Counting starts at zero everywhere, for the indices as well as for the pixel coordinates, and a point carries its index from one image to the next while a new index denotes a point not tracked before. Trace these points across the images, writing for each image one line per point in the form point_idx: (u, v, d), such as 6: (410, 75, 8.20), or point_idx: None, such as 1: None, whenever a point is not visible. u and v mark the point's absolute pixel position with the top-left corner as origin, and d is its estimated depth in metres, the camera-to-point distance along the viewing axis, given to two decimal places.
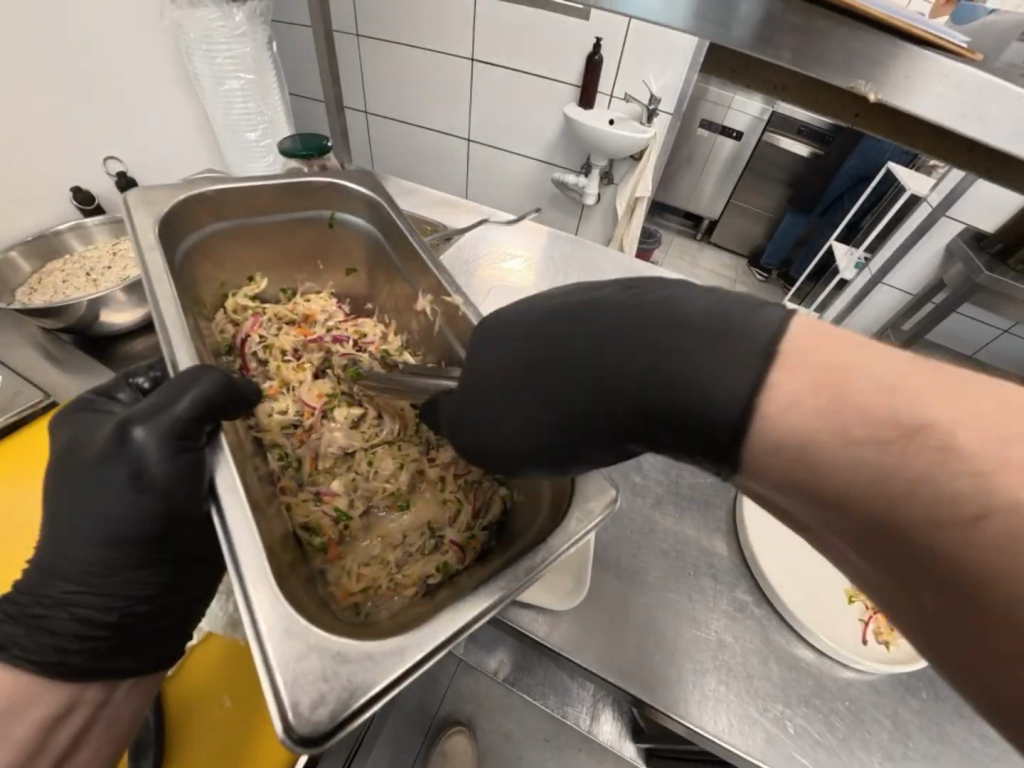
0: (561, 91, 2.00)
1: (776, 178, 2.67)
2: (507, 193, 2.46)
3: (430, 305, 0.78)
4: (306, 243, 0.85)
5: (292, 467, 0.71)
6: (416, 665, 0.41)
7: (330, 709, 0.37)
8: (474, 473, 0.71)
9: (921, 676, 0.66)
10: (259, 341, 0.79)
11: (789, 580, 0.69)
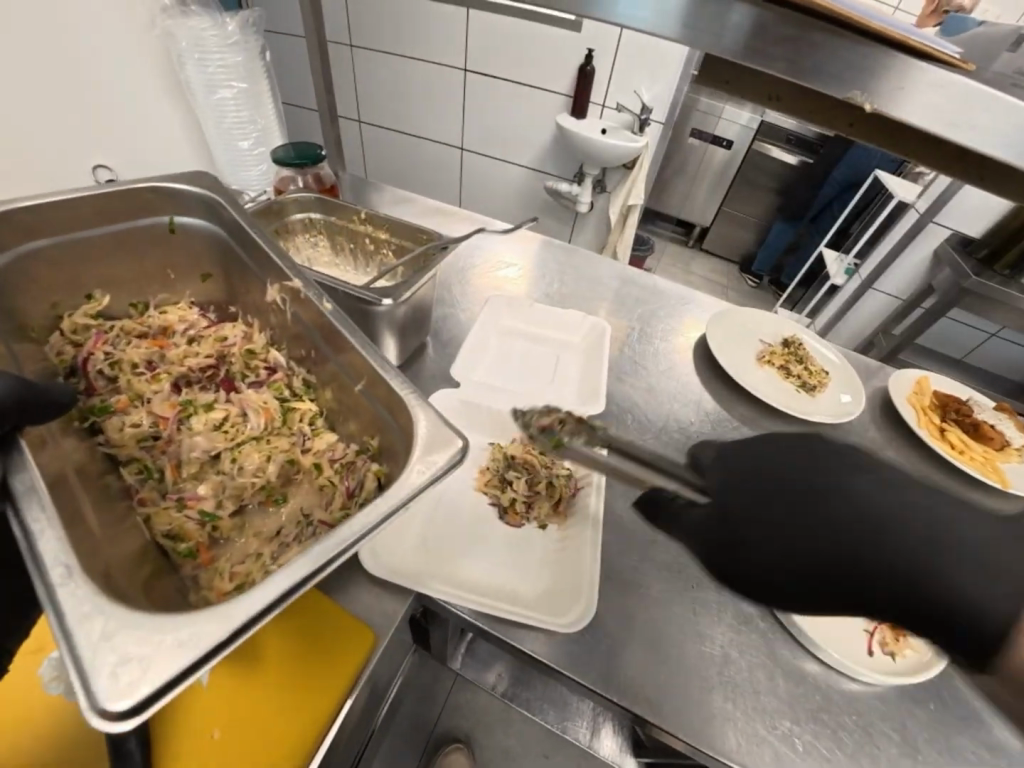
0: (553, 100, 2.01)
1: (765, 186, 2.70)
2: (500, 201, 2.45)
3: (279, 295, 0.76)
4: (143, 254, 0.77)
5: (153, 479, 0.66)
6: (252, 627, 0.37)
7: (153, 681, 0.33)
8: (349, 456, 0.68)
9: (928, 687, 0.65)
10: (106, 358, 0.72)
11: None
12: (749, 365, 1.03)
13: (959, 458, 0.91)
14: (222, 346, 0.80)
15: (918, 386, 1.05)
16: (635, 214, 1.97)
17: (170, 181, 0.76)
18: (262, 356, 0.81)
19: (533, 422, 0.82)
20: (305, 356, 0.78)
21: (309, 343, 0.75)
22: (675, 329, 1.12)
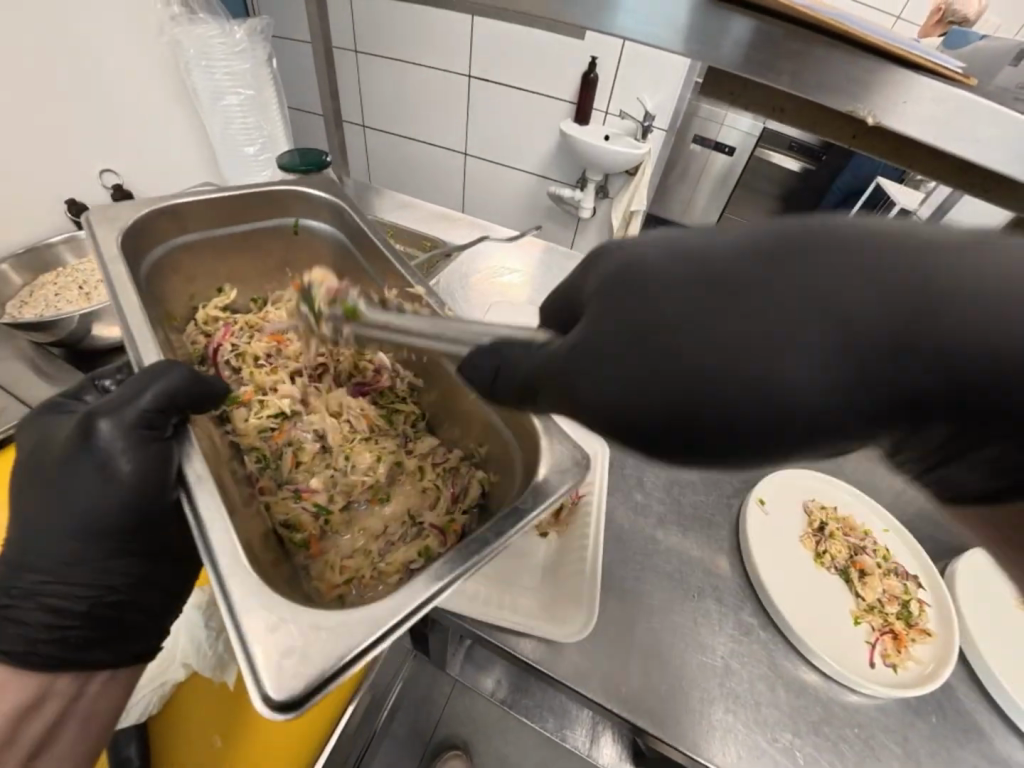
0: (556, 106, 2.02)
1: (768, 192, 2.70)
2: (503, 206, 2.46)
3: (395, 300, 0.77)
4: (268, 255, 0.83)
5: (271, 467, 0.69)
6: (394, 629, 0.40)
7: (310, 673, 0.35)
8: (453, 461, 0.73)
9: (929, 699, 0.65)
10: (232, 350, 0.76)
11: (796, 598, 0.69)
12: None
13: None
14: (332, 346, 0.81)
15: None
16: (637, 220, 1.97)
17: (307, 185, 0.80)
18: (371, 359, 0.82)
19: None
20: (413, 361, 0.79)
21: (424, 353, 0.76)
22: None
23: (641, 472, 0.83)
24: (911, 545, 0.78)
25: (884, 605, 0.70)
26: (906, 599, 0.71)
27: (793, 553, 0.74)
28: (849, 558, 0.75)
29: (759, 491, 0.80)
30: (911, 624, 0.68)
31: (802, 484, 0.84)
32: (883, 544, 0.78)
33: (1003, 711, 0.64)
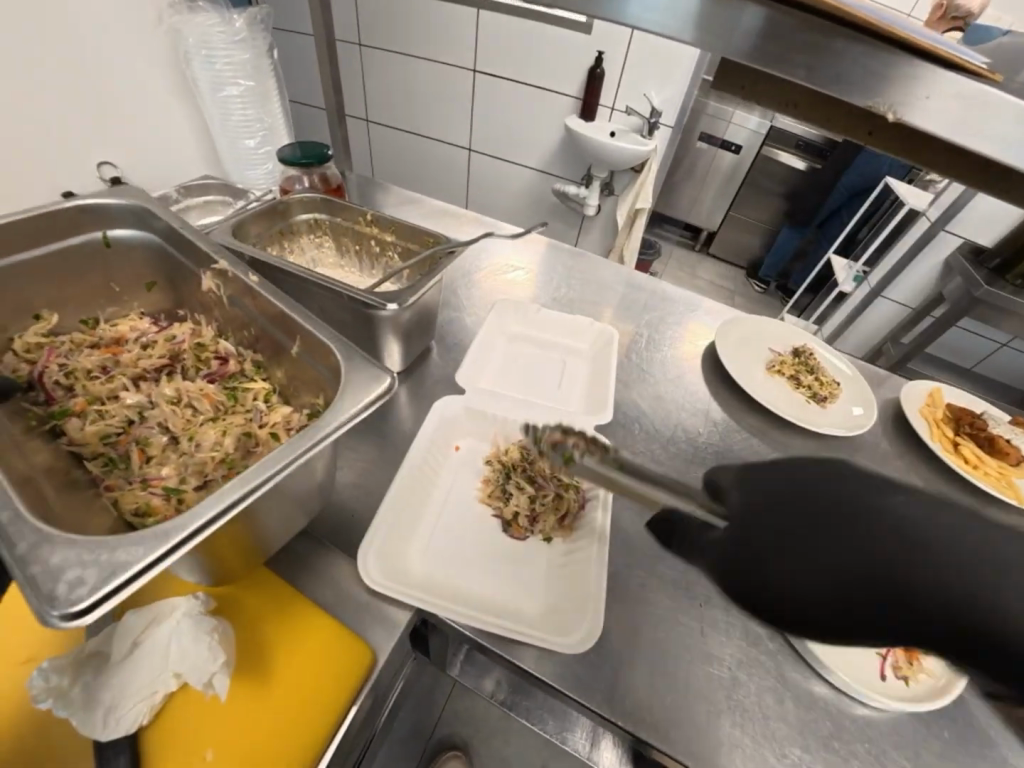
0: (561, 102, 2.00)
1: (772, 192, 2.67)
2: (505, 202, 2.43)
3: (213, 283, 0.77)
4: (87, 274, 0.77)
5: (118, 467, 0.64)
6: (199, 535, 0.41)
7: (109, 581, 0.36)
8: (302, 421, 0.67)
9: (942, 714, 0.63)
10: (60, 369, 0.69)
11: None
12: (758, 376, 1.01)
13: (972, 474, 0.89)
14: (172, 346, 0.78)
15: (932, 401, 1.02)
16: (643, 218, 1.95)
17: (95, 196, 0.76)
18: (216, 352, 0.79)
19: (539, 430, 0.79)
20: (251, 336, 0.78)
21: (257, 325, 0.75)
22: (683, 337, 1.09)
23: (648, 476, 0.82)
24: None
25: None
26: None
27: None
28: None
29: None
30: None
31: None
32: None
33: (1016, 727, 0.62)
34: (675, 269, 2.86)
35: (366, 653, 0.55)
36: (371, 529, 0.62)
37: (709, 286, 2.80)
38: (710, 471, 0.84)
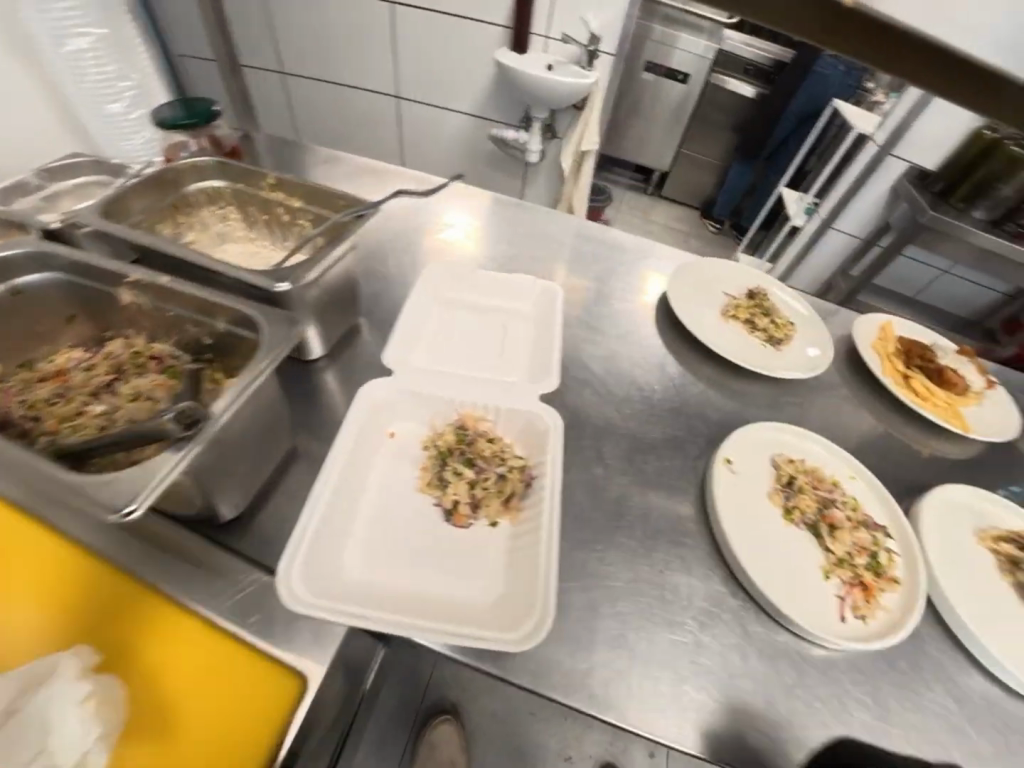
0: (492, 35, 1.82)
1: (723, 123, 2.56)
2: (440, 154, 2.22)
3: (134, 295, 0.67)
4: (7, 320, 0.66)
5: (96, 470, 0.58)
6: (198, 443, 0.50)
7: (151, 484, 0.48)
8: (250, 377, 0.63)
9: (899, 648, 0.64)
10: (22, 405, 0.62)
11: (766, 560, 0.66)
12: (712, 323, 0.96)
13: (919, 405, 0.89)
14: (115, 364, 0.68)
15: (885, 336, 1.01)
16: (590, 160, 1.89)
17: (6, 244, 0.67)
18: (152, 354, 0.69)
19: (478, 406, 0.73)
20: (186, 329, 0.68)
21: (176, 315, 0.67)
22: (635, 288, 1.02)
23: (601, 442, 0.77)
24: (880, 491, 0.75)
25: (852, 558, 0.68)
26: (875, 548, 0.69)
27: (762, 514, 0.70)
28: (818, 512, 0.71)
29: (725, 450, 0.75)
30: (879, 573, 0.66)
31: (773, 435, 0.79)
32: (851, 491, 0.75)
33: (965, 648, 0.65)
34: (628, 212, 2.74)
35: (294, 686, 0.53)
36: (289, 546, 0.57)
37: (663, 228, 2.70)
38: (666, 429, 0.80)
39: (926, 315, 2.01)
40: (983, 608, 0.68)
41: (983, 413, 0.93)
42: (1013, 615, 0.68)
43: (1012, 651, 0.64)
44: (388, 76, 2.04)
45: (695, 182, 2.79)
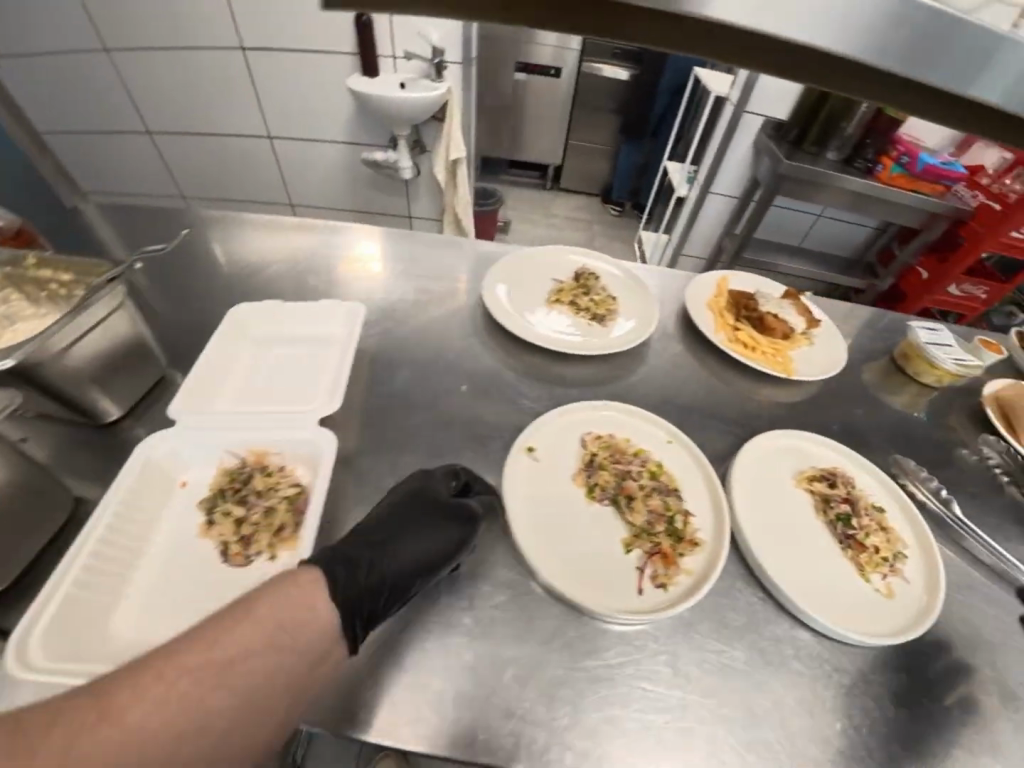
0: (341, 63, 1.81)
1: (604, 109, 2.58)
2: (318, 190, 2.17)
3: None
4: None
5: None
6: None
7: None
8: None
9: (702, 608, 0.62)
10: None
11: (563, 546, 0.63)
12: (536, 306, 0.91)
13: (744, 356, 0.88)
14: None
15: (720, 290, 0.99)
16: (462, 169, 1.91)
17: None
18: None
19: (265, 442, 0.70)
20: None
21: None
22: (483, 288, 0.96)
23: (398, 452, 0.73)
24: (689, 453, 0.73)
25: (653, 527, 0.66)
26: (677, 514, 0.67)
27: (563, 499, 0.68)
28: (621, 487, 0.69)
29: (530, 438, 0.73)
30: (678, 539, 0.64)
31: (583, 415, 0.78)
32: (663, 458, 0.73)
33: (772, 595, 0.63)
34: (529, 211, 2.73)
35: None
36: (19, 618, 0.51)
37: (565, 221, 2.69)
38: (472, 425, 0.77)
39: (816, 263, 2.05)
40: (795, 552, 0.66)
41: (814, 355, 0.92)
42: (829, 553, 0.66)
43: (825, 590, 0.63)
44: (249, 123, 1.98)
45: (591, 171, 2.81)
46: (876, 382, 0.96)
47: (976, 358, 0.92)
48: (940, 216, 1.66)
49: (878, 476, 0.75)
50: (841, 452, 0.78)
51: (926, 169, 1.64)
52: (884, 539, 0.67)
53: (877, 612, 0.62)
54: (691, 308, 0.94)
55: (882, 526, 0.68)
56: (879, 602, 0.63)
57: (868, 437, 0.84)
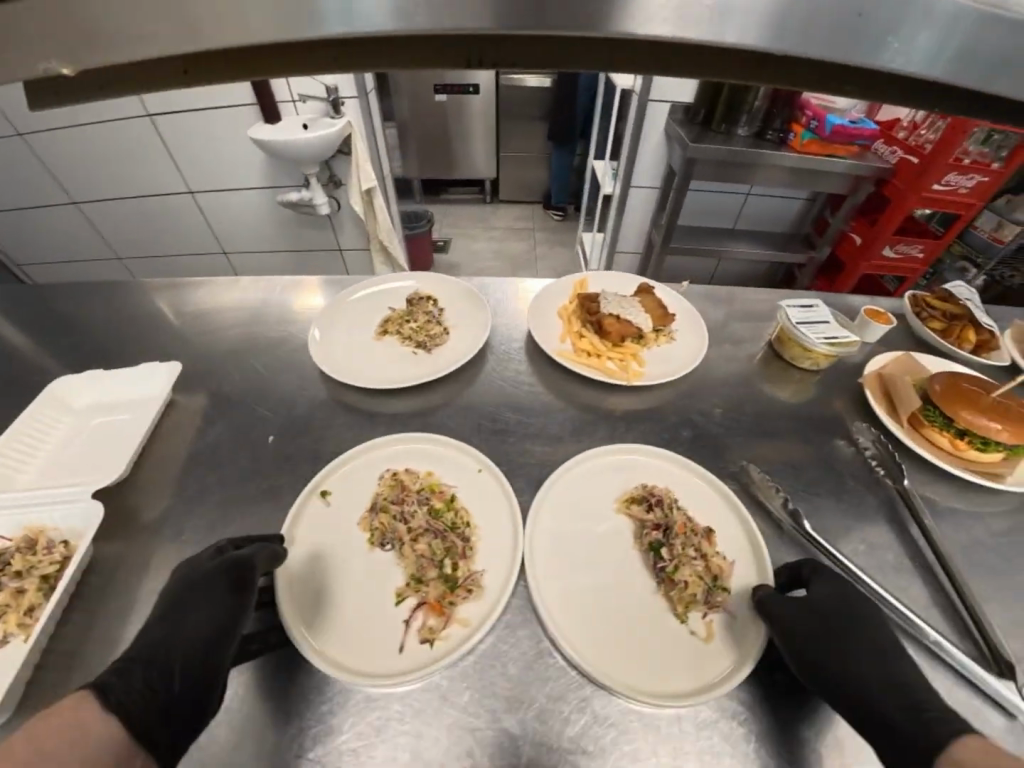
0: (242, 117, 1.76)
1: (531, 116, 2.54)
2: (247, 237, 2.17)
3: None
4: None
5: None
6: None
7: None
8: None
9: (484, 681, 0.54)
10: None
11: (326, 603, 0.58)
12: (363, 341, 0.86)
13: (584, 366, 0.79)
14: None
15: (571, 293, 0.90)
16: (376, 198, 1.87)
17: None
18: None
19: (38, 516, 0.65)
20: None
21: None
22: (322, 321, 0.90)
23: (184, 523, 0.68)
24: (494, 483, 0.68)
25: (431, 572, 0.60)
26: (460, 555, 0.61)
27: (342, 547, 0.62)
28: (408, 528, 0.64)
29: (325, 482, 0.68)
30: (453, 585, 0.59)
31: (390, 449, 0.72)
32: (463, 493, 0.67)
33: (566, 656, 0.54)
34: (469, 226, 2.71)
35: None
36: None
37: (506, 231, 2.66)
38: (271, 482, 0.71)
39: (754, 241, 1.98)
40: (595, 587, 0.59)
41: (673, 352, 0.83)
42: (635, 584, 0.60)
43: (636, 617, 0.57)
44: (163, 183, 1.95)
45: (528, 177, 2.77)
46: (756, 370, 0.87)
47: (848, 333, 0.83)
48: (863, 179, 1.61)
49: (719, 493, 0.67)
50: (677, 462, 0.71)
51: (837, 130, 1.53)
52: (700, 567, 0.59)
53: (675, 654, 0.54)
54: (532, 321, 0.85)
55: (700, 552, 0.60)
56: (682, 642, 0.55)
57: (733, 431, 0.76)
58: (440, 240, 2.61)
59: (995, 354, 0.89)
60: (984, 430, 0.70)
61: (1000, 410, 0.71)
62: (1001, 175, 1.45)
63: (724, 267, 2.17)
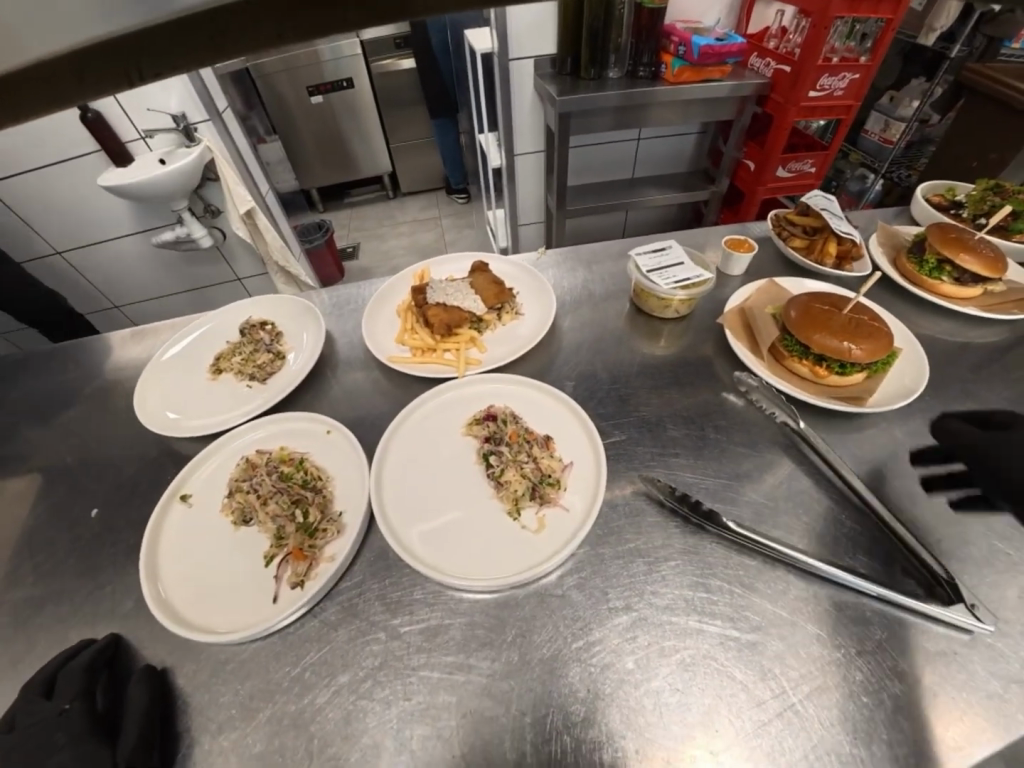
0: (91, 161, 1.61)
1: (414, 100, 2.43)
2: (136, 283, 2.02)
3: None
4: None
5: None
6: None
7: None
8: None
9: (304, 745, 0.46)
10: None
11: (176, 590, 0.55)
12: (190, 386, 0.77)
13: (418, 367, 0.73)
14: None
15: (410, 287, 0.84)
16: (259, 217, 1.74)
17: None
18: None
19: None
20: None
21: None
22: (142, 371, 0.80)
23: None
24: (345, 437, 0.65)
25: (289, 528, 0.57)
26: (315, 504, 0.59)
27: (202, 538, 0.59)
28: (261, 498, 0.60)
29: (185, 484, 0.64)
30: (312, 530, 0.56)
31: (241, 440, 0.68)
32: (313, 454, 0.65)
33: (401, 694, 0.47)
34: (376, 226, 2.60)
35: None
36: None
37: (414, 224, 2.57)
38: (82, 562, 0.62)
39: (653, 186, 1.93)
40: (450, 514, 0.57)
41: (518, 330, 0.79)
42: (488, 501, 0.58)
43: (481, 624, 0.50)
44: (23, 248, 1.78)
45: (427, 163, 2.67)
46: (624, 324, 0.82)
47: (700, 271, 0.78)
48: (746, 99, 1.56)
49: (555, 397, 0.67)
50: (521, 386, 0.69)
51: (705, 52, 1.43)
52: (531, 467, 0.59)
53: (509, 552, 0.53)
54: (366, 324, 0.78)
55: (531, 455, 0.60)
56: (521, 538, 0.54)
57: (597, 398, 0.71)
58: (348, 246, 2.50)
59: (856, 265, 0.87)
60: (837, 352, 0.67)
61: (851, 328, 0.67)
62: (869, 70, 1.44)
63: (633, 218, 2.11)
